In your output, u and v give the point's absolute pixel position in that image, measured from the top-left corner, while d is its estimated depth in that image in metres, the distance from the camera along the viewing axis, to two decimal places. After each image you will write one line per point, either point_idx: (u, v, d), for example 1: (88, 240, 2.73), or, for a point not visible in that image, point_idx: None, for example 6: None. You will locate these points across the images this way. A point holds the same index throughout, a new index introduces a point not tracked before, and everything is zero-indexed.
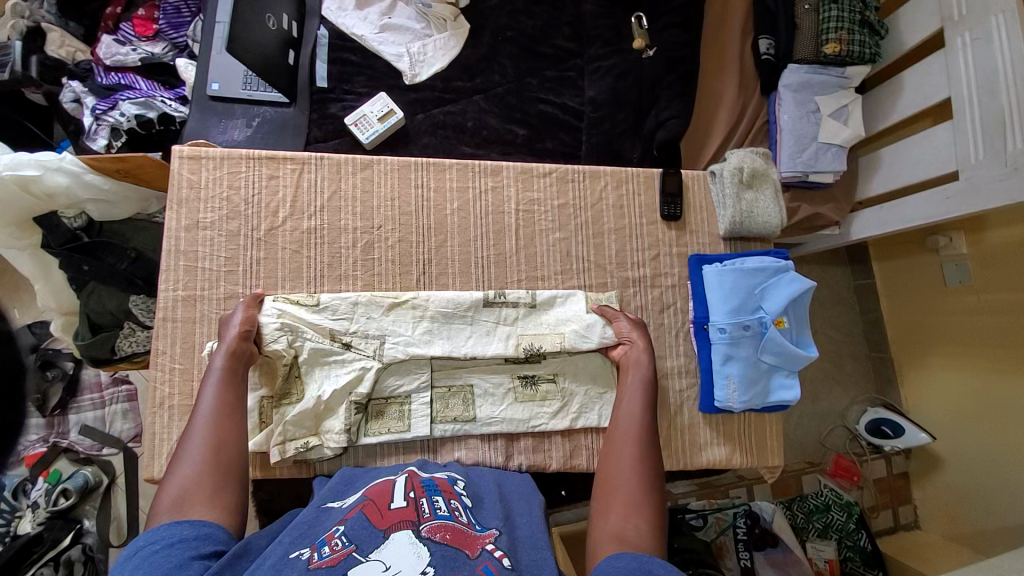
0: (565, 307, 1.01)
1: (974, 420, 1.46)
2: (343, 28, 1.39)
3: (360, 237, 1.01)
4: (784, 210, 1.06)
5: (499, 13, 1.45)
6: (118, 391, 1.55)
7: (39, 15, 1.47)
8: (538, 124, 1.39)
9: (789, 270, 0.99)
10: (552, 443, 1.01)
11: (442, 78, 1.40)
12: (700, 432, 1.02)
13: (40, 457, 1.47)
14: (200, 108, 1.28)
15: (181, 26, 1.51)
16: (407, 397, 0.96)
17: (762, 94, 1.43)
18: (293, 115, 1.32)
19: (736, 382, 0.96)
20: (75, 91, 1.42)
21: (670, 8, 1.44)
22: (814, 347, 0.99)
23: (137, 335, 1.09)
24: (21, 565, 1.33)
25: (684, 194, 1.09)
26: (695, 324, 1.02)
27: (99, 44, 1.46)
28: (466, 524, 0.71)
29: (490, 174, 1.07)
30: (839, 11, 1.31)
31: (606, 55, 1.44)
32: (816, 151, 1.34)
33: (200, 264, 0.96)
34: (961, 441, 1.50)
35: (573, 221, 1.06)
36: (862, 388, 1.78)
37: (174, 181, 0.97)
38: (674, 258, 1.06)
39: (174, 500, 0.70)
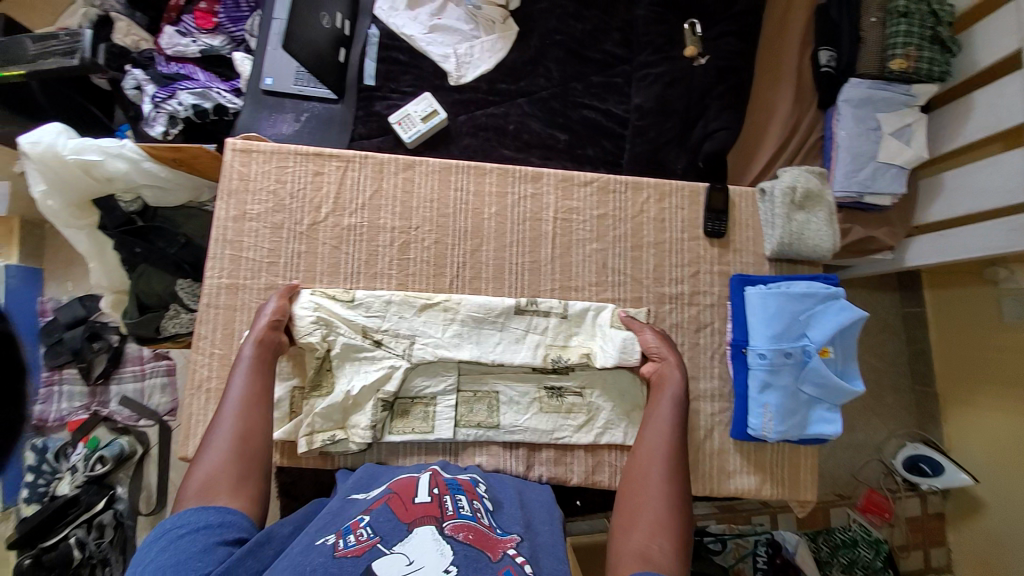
0: (597, 319, 1.00)
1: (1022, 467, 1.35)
2: (394, 28, 1.40)
3: (397, 237, 1.02)
4: (838, 233, 1.00)
5: (549, 16, 1.44)
6: (158, 365, 1.66)
7: (109, 4, 1.58)
8: (580, 131, 1.38)
9: (839, 297, 0.93)
10: (575, 458, 0.99)
11: (487, 80, 1.40)
12: (729, 458, 0.98)
13: (81, 424, 1.57)
14: (255, 102, 1.34)
15: (239, 20, 1.58)
16: (432, 399, 0.97)
17: (819, 108, 1.36)
18: (340, 111, 1.35)
19: (773, 412, 0.92)
20: (137, 79, 1.49)
21: (728, 16, 1.41)
22: (860, 381, 0.93)
23: (181, 316, 1.13)
24: (57, 524, 1.45)
25: (731, 210, 1.05)
26: (732, 346, 0.98)
27: (163, 34, 1.54)
28: (488, 527, 0.71)
29: (530, 180, 1.06)
30: (909, 26, 1.25)
31: (656, 62, 1.40)
32: (874, 172, 1.27)
33: (245, 254, 0.99)
34: (1008, 487, 1.39)
35: (611, 233, 1.04)
36: (902, 421, 1.67)
37: (226, 172, 1.01)
38: (715, 276, 1.03)
39: (201, 486, 0.73)
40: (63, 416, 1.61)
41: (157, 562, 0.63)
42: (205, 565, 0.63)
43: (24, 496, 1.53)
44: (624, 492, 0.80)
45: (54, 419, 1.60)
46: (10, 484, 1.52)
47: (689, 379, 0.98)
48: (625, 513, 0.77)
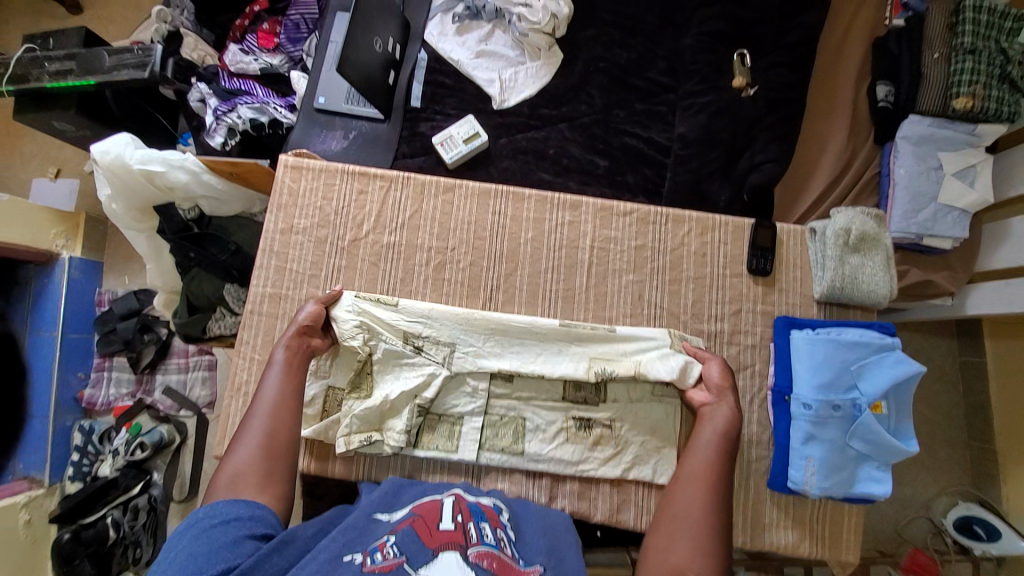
0: (647, 341, 0.96)
1: None
2: (442, 53, 1.45)
3: (433, 256, 1.03)
4: (895, 279, 0.95)
5: (595, 44, 1.44)
6: (202, 360, 1.72)
7: (179, 20, 1.68)
8: (620, 157, 1.37)
9: (895, 348, 0.88)
10: (599, 489, 0.95)
11: (529, 104, 1.42)
12: (765, 511, 0.92)
13: (127, 409, 1.67)
14: (307, 119, 1.41)
15: (298, 41, 1.66)
16: (459, 418, 0.96)
17: (875, 144, 1.30)
18: (386, 131, 1.40)
19: (816, 467, 0.87)
20: (202, 92, 1.59)
21: (779, 47, 1.38)
22: (915, 442, 0.87)
23: (226, 319, 1.18)
24: (97, 503, 1.54)
25: (777, 248, 1.01)
26: (774, 392, 0.93)
27: (227, 52, 1.64)
28: (511, 558, 0.70)
29: (568, 207, 1.05)
30: (975, 64, 1.19)
31: (702, 91, 1.38)
32: (935, 213, 1.20)
33: (289, 265, 1.03)
34: None
35: (649, 264, 1.01)
36: (955, 478, 1.53)
37: (278, 187, 1.06)
38: (757, 316, 0.98)
39: (228, 479, 0.75)
40: (110, 401, 1.69)
41: (186, 550, 0.65)
42: (233, 557, 0.64)
43: (69, 473, 1.61)
44: (654, 526, 0.78)
45: (101, 404, 1.69)
46: (58, 459, 1.61)
47: None
48: (655, 547, 0.75)
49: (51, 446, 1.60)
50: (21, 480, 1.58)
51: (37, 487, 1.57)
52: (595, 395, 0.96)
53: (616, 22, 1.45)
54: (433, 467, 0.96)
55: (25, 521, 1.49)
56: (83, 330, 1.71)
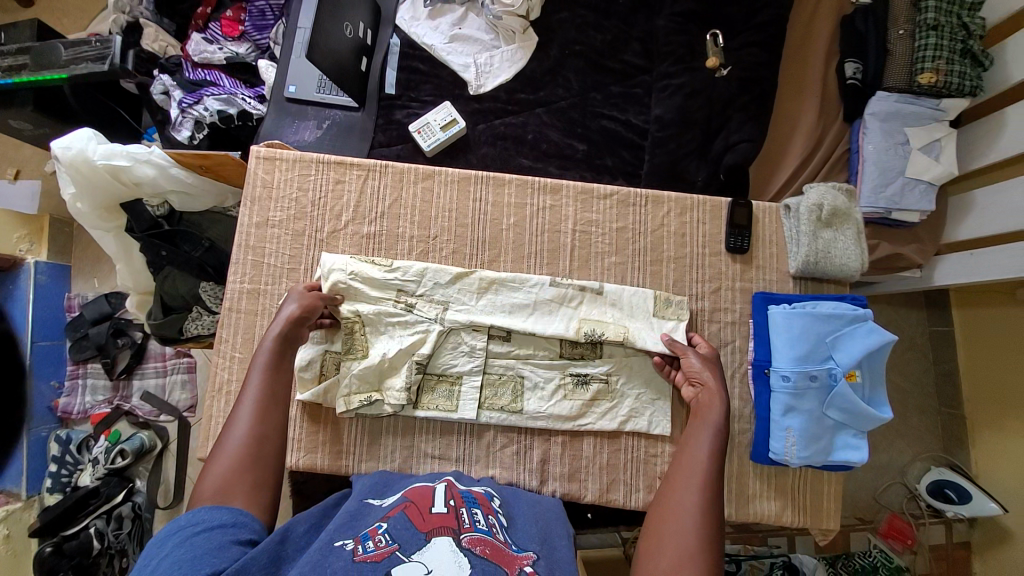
0: (634, 301, 0.99)
1: None
2: (415, 38, 1.42)
3: (415, 245, 1.02)
4: (867, 251, 0.97)
5: (570, 27, 1.43)
6: (180, 363, 1.69)
7: (139, 10, 1.62)
8: (599, 141, 1.37)
9: (867, 319, 0.90)
10: (586, 444, 0.97)
11: (506, 89, 1.40)
12: (749, 481, 0.95)
13: (104, 417, 1.63)
14: (278, 108, 1.37)
15: (264, 28, 1.60)
16: (458, 378, 0.97)
17: (844, 122, 1.33)
18: (361, 119, 1.37)
19: (795, 437, 0.90)
20: (166, 84, 1.55)
21: (750, 26, 1.39)
22: (887, 408, 0.90)
23: (204, 318, 1.15)
24: (78, 514, 1.51)
25: (754, 226, 1.02)
26: (754, 366, 0.95)
27: (190, 41, 1.57)
28: (505, 543, 0.71)
29: (549, 192, 1.04)
30: (938, 40, 1.21)
31: (677, 72, 1.38)
32: (903, 187, 1.24)
33: (266, 260, 1.00)
34: None
35: (630, 246, 1.02)
36: (925, 444, 1.61)
37: (251, 179, 1.03)
38: (737, 293, 1.00)
39: (213, 488, 0.70)
40: (87, 408, 1.65)
41: (170, 558, 0.60)
42: (221, 562, 0.61)
43: (47, 484, 1.57)
44: (664, 518, 0.76)
45: (77, 412, 1.64)
46: (35, 471, 1.57)
47: None
48: (663, 540, 0.73)
49: (28, 457, 1.56)
50: None
51: (15, 500, 1.53)
52: (591, 352, 0.98)
53: (589, 4, 1.44)
54: (424, 455, 0.97)
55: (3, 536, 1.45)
56: (54, 336, 1.65)
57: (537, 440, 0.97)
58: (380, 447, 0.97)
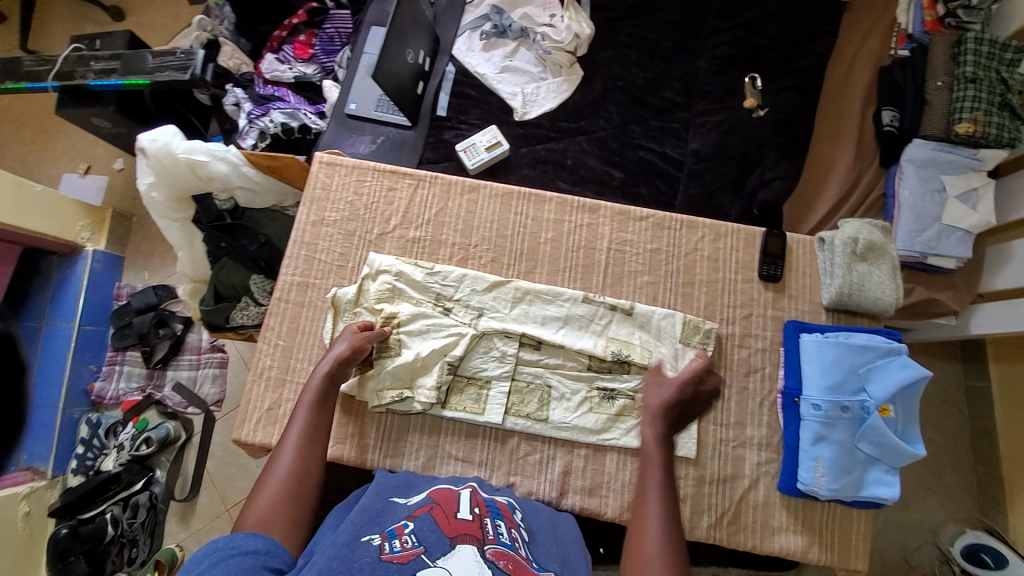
0: (663, 325, 1.00)
1: None
2: (469, 67, 1.53)
3: (456, 252, 1.07)
4: (902, 288, 0.98)
5: (614, 64, 1.52)
6: (213, 357, 1.75)
7: (219, 30, 1.82)
8: (635, 170, 1.43)
9: (902, 354, 0.90)
10: (609, 460, 0.96)
11: (549, 118, 1.49)
12: (774, 514, 0.93)
13: (135, 404, 1.69)
14: (338, 123, 1.49)
15: (331, 52, 1.77)
16: (487, 382, 0.99)
17: (880, 166, 1.36)
18: (412, 137, 1.48)
19: (825, 468, 0.88)
20: (237, 97, 1.69)
21: (789, 73, 1.46)
22: (922, 445, 0.88)
23: (250, 309, 1.20)
24: (97, 498, 1.55)
25: (787, 256, 1.04)
26: (784, 394, 0.95)
27: (263, 60, 1.74)
28: (526, 559, 0.71)
29: (587, 211, 1.09)
30: (976, 92, 1.25)
31: (715, 110, 1.45)
32: (938, 233, 1.24)
33: (318, 255, 1.07)
34: None
35: (663, 267, 1.05)
36: (959, 504, 1.53)
37: (312, 181, 1.11)
38: (768, 321, 1.01)
39: (255, 520, 0.74)
40: (120, 395, 1.72)
41: None
42: None
43: (72, 466, 1.63)
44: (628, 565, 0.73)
45: (110, 398, 1.71)
46: (63, 451, 1.63)
47: (735, 424, 0.96)
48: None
49: (58, 437, 1.62)
50: (24, 471, 1.58)
51: (40, 478, 1.59)
52: (619, 367, 0.99)
53: (634, 45, 1.53)
54: (447, 456, 0.98)
55: (24, 513, 1.50)
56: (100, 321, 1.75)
57: (559, 451, 0.97)
58: (405, 444, 0.99)
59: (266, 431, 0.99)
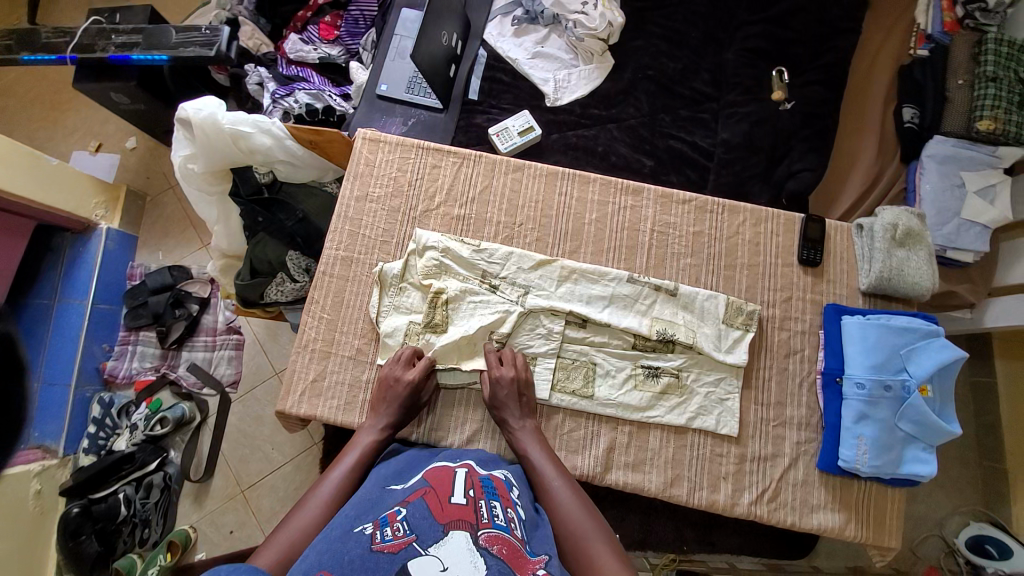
0: (706, 305, 1.02)
1: None
2: (500, 52, 1.53)
3: (501, 230, 1.08)
4: (938, 275, 1.01)
5: (644, 53, 1.54)
6: (229, 339, 1.71)
7: (238, 9, 1.74)
8: (666, 158, 1.45)
9: (940, 336, 0.93)
10: (653, 437, 0.98)
11: (580, 104, 1.50)
12: (814, 491, 0.96)
13: (149, 384, 1.66)
14: (369, 103, 1.48)
15: (357, 36, 1.73)
16: (533, 359, 0.99)
17: (902, 161, 1.38)
18: (444, 120, 1.48)
19: (868, 445, 0.91)
20: (261, 77, 1.67)
21: (814, 67, 1.49)
22: (958, 424, 0.92)
23: (285, 285, 1.19)
24: (110, 477, 1.51)
25: (825, 242, 1.07)
26: (825, 375, 0.98)
27: (288, 40, 1.71)
28: (521, 542, 0.68)
29: (630, 193, 1.10)
30: (997, 90, 1.28)
31: (744, 102, 1.48)
32: (958, 228, 1.27)
33: (362, 230, 1.06)
34: None
35: (706, 249, 1.06)
36: (965, 497, 1.54)
37: (355, 157, 1.11)
38: (808, 304, 1.04)
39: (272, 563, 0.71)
40: (132, 374, 1.68)
41: None
42: None
43: (84, 445, 1.58)
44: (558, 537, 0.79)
45: (122, 377, 1.67)
46: (74, 430, 1.58)
47: (776, 403, 0.99)
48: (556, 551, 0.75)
49: (70, 416, 1.57)
50: (34, 450, 1.51)
51: (51, 457, 1.52)
52: (664, 346, 1.00)
53: (664, 35, 1.55)
54: (489, 432, 0.99)
55: (35, 491, 1.45)
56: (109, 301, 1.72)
57: (603, 428, 0.98)
58: (449, 419, 0.99)
59: (311, 403, 0.99)
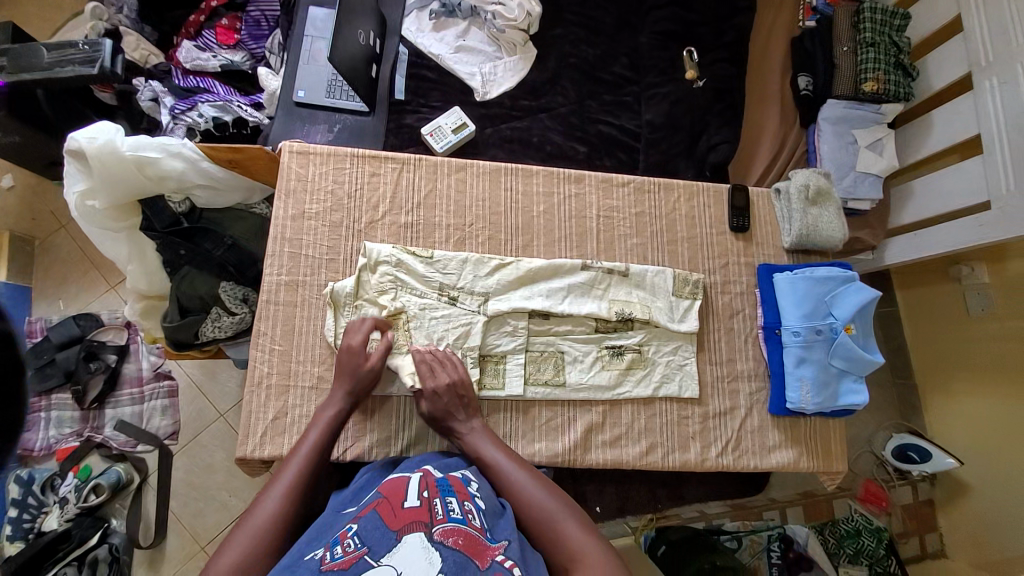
0: (655, 282, 1.08)
1: (995, 447, 1.48)
2: (422, 48, 1.50)
3: (452, 233, 1.06)
4: (846, 225, 1.14)
5: (564, 41, 1.56)
6: (160, 387, 1.55)
7: (118, 18, 1.56)
8: (598, 143, 1.49)
9: (856, 280, 1.05)
10: (625, 412, 1.03)
11: (510, 97, 1.50)
12: (769, 434, 1.06)
13: (71, 452, 1.47)
14: (286, 112, 1.40)
15: (261, 39, 1.60)
16: (502, 357, 1.01)
17: (802, 126, 1.54)
18: (372, 123, 1.42)
19: (810, 385, 1.02)
20: (155, 91, 1.50)
21: (719, 45, 1.60)
22: (880, 354, 1.05)
23: (222, 320, 1.11)
24: (45, 563, 1.33)
25: (751, 208, 1.16)
26: (765, 329, 1.08)
27: (181, 48, 1.54)
28: (480, 531, 0.67)
29: (573, 181, 1.13)
30: (876, 54, 1.43)
31: (662, 82, 1.56)
32: (855, 180, 1.44)
33: (304, 251, 1.01)
34: (984, 466, 1.51)
35: (649, 228, 1.12)
36: (885, 413, 1.77)
37: (284, 173, 1.04)
38: (743, 267, 1.13)
39: (236, 562, 0.64)
40: (51, 443, 1.48)
41: None
42: None
43: (5, 533, 1.38)
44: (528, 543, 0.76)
45: (40, 448, 1.47)
46: None
47: (727, 361, 1.08)
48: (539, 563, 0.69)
49: None
50: None
51: None
52: (624, 325, 1.05)
53: (580, 22, 1.58)
54: None
55: None
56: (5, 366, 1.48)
57: (579, 412, 1.01)
58: (426, 430, 0.98)
59: (276, 442, 0.93)
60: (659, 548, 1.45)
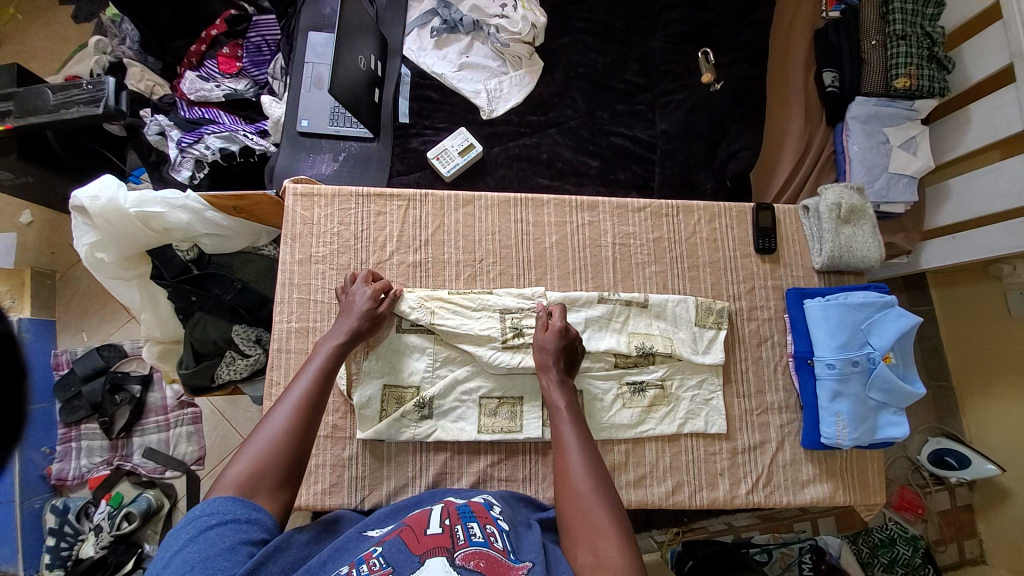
0: (677, 310, 1.03)
1: None
2: (424, 68, 1.45)
3: (463, 270, 1.03)
4: (883, 244, 1.07)
5: (571, 50, 1.50)
6: (184, 414, 1.56)
7: (121, 51, 1.54)
8: (610, 157, 1.43)
9: (894, 305, 0.99)
10: (648, 451, 0.99)
11: (517, 113, 1.45)
12: (802, 468, 1.01)
13: (104, 480, 1.48)
14: (292, 144, 1.37)
15: (263, 64, 1.58)
16: (519, 399, 0.98)
17: (828, 125, 1.45)
18: (377, 149, 1.39)
19: (845, 420, 0.96)
20: (161, 125, 1.46)
21: (736, 45, 1.51)
22: (921, 384, 0.99)
23: (237, 363, 1.11)
24: None
25: (777, 227, 1.10)
26: (796, 358, 1.03)
27: (184, 80, 1.51)
28: (502, 553, 0.65)
29: (586, 209, 1.08)
30: (908, 48, 1.32)
31: (677, 89, 1.48)
32: (888, 181, 1.35)
33: (313, 297, 0.99)
34: None
35: (668, 254, 1.07)
36: (921, 416, 1.68)
37: (289, 217, 1.02)
38: (770, 291, 1.07)
39: (241, 475, 0.67)
40: (83, 472, 1.50)
41: (184, 554, 0.59)
42: (232, 566, 0.59)
43: (45, 561, 1.41)
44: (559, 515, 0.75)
45: (73, 478, 1.49)
46: (31, 546, 1.42)
47: (756, 392, 1.03)
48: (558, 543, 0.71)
49: (22, 533, 1.40)
50: None
51: None
52: (645, 360, 1.01)
53: (588, 29, 1.51)
54: (492, 479, 0.97)
55: None
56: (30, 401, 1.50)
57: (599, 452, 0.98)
58: (445, 475, 0.96)
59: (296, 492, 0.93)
60: (685, 563, 1.39)
